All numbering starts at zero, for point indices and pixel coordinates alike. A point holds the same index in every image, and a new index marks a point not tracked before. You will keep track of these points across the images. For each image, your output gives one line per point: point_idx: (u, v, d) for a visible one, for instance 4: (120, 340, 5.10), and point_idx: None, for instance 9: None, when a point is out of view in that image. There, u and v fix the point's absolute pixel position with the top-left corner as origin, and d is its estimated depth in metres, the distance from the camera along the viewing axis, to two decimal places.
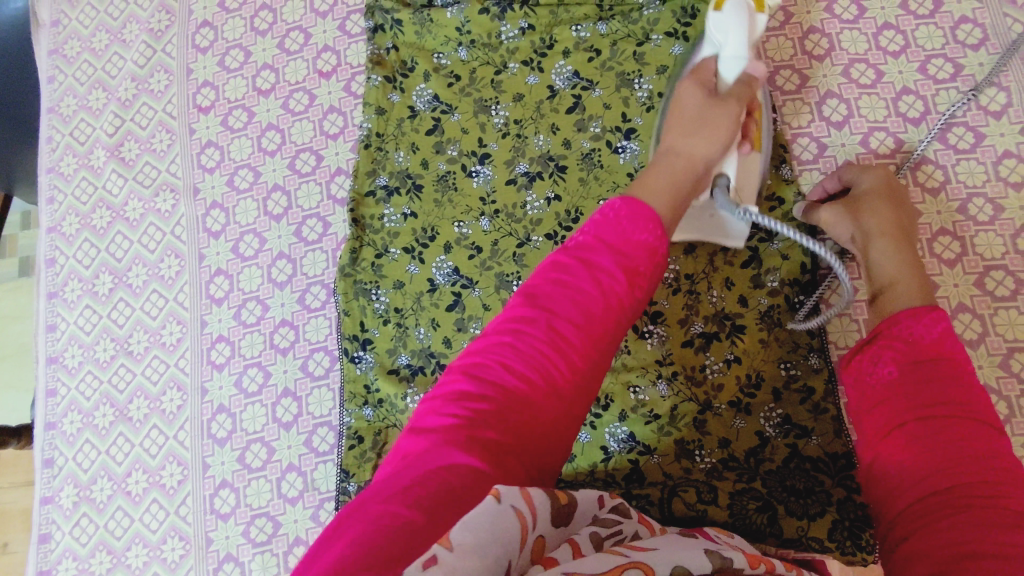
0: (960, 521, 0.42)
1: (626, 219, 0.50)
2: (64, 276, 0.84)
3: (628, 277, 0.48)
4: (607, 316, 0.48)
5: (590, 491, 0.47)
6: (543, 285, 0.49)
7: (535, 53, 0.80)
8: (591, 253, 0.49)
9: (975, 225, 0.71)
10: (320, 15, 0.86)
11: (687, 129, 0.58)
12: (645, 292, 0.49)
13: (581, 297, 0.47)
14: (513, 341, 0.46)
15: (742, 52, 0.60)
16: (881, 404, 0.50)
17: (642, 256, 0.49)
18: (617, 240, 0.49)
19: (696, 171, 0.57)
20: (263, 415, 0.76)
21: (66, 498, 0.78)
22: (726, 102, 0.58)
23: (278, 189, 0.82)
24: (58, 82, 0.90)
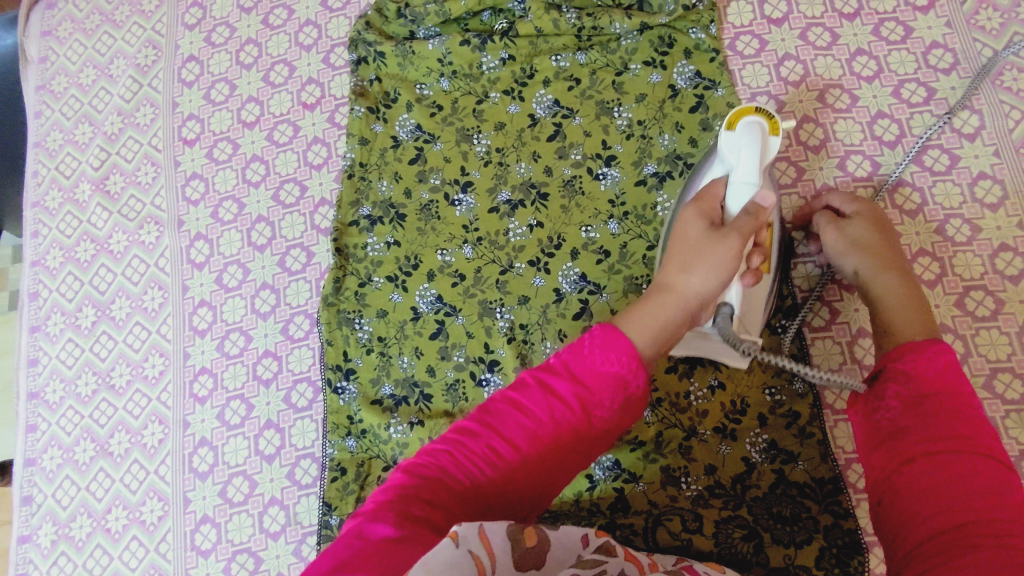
0: (969, 554, 0.41)
1: (599, 346, 0.50)
2: (46, 310, 0.84)
3: (585, 413, 0.48)
4: (559, 451, 0.48)
5: (574, 531, 0.47)
6: (504, 402, 0.49)
7: (516, 83, 0.82)
8: (555, 377, 0.49)
9: (953, 246, 0.72)
10: (304, 49, 0.87)
11: (685, 260, 0.55)
12: (604, 431, 0.49)
13: (536, 423, 0.48)
14: (462, 453, 0.47)
15: (752, 179, 0.58)
16: (892, 438, 0.50)
17: (608, 396, 0.49)
18: (586, 373, 0.49)
19: (684, 311, 0.54)
20: (246, 448, 0.76)
21: (44, 536, 0.77)
22: (726, 237, 0.55)
23: (262, 220, 0.82)
24: (45, 117, 0.91)
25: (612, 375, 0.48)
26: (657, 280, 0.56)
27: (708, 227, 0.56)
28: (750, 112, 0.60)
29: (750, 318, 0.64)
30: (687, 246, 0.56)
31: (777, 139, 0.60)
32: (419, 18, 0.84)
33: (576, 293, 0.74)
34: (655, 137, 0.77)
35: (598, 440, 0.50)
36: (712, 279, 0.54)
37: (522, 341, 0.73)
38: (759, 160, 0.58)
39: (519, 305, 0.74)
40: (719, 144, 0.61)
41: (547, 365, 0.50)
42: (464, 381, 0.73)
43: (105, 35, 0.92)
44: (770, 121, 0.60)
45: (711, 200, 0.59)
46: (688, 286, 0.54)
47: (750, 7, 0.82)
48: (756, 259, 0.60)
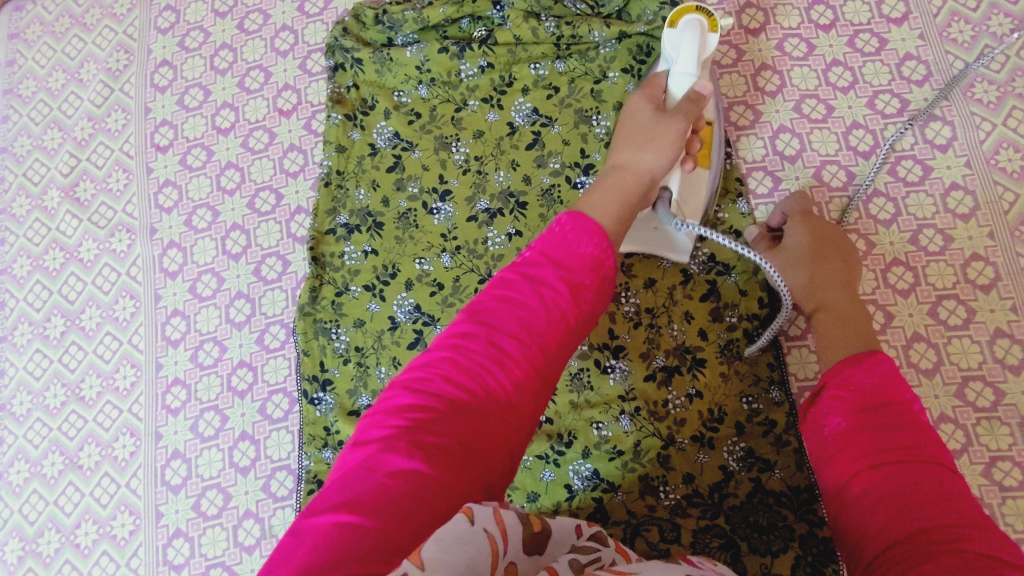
0: (930, 562, 0.41)
1: (571, 228, 0.52)
2: (13, 320, 0.82)
3: (576, 294, 0.50)
4: (558, 336, 0.49)
5: (567, 520, 0.44)
6: (490, 300, 0.49)
7: (495, 90, 0.81)
8: (537, 265, 0.50)
9: (926, 256, 0.73)
10: (280, 55, 0.86)
11: (635, 142, 0.62)
12: (588, 312, 0.51)
13: (528, 312, 0.48)
14: (461, 354, 0.46)
15: (692, 70, 0.64)
16: (841, 452, 0.50)
17: (592, 275, 0.51)
18: (563, 257, 0.51)
19: (643, 184, 0.60)
20: (220, 460, 0.74)
21: (10, 552, 0.75)
22: (671, 118, 0.62)
23: (237, 228, 0.81)
24: (12, 122, 0.89)
25: (591, 252, 0.51)
26: (613, 160, 0.63)
27: (656, 112, 0.63)
28: (691, 10, 0.66)
29: (689, 200, 0.71)
30: (640, 128, 0.63)
31: (717, 36, 0.66)
32: (397, 24, 0.83)
33: None
34: None
35: (583, 323, 0.51)
36: (661, 157, 0.61)
37: None
38: (699, 53, 0.64)
39: None
40: (662, 42, 0.67)
41: (523, 260, 0.52)
42: None
43: (75, 38, 0.90)
44: (710, 19, 0.66)
45: (654, 89, 0.66)
46: (640, 162, 0.61)
47: (727, 17, 0.82)
48: (695, 146, 0.69)
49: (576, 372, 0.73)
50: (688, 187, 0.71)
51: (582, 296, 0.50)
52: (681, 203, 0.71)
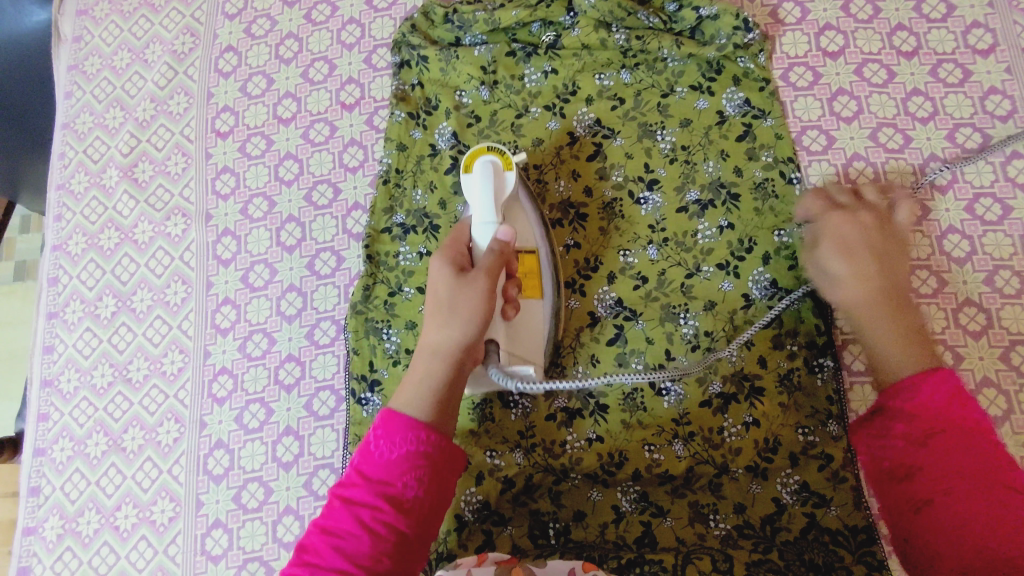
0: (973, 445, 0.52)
1: (383, 437, 0.56)
2: (65, 296, 0.82)
3: (398, 504, 0.53)
4: (395, 556, 0.51)
5: (561, 567, 0.59)
6: (350, 475, 0.55)
7: (558, 98, 0.80)
8: (380, 456, 0.55)
9: (1001, 298, 0.70)
10: (346, 48, 0.85)
11: (443, 316, 0.59)
12: (443, 459, 0.56)
13: (379, 495, 0.53)
14: (332, 535, 0.52)
15: (491, 220, 0.65)
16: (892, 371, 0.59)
17: (415, 471, 0.54)
18: (403, 438, 0.55)
19: (450, 363, 0.58)
20: (263, 454, 0.74)
21: (49, 529, 0.74)
22: (474, 279, 0.59)
23: (293, 220, 0.80)
24: (75, 97, 0.88)
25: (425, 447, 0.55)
26: (425, 338, 0.60)
27: (456, 274, 0.60)
28: (484, 152, 0.70)
29: (525, 334, 0.66)
30: (444, 292, 0.60)
31: (512, 173, 0.68)
32: (467, 24, 0.82)
33: (611, 318, 0.73)
34: (699, 163, 0.77)
35: (444, 469, 0.56)
36: (462, 330, 0.58)
37: (554, 364, 0.73)
38: (493, 196, 0.66)
39: None
40: (463, 188, 0.68)
41: (345, 481, 0.55)
42: (492, 400, 0.72)
43: (143, 18, 0.90)
44: (503, 158, 0.69)
45: (459, 243, 0.64)
46: (447, 337, 0.58)
47: (805, 37, 0.80)
48: (513, 291, 0.64)
49: (629, 392, 0.71)
50: (525, 329, 0.66)
51: (404, 505, 0.53)
52: (515, 351, 0.65)
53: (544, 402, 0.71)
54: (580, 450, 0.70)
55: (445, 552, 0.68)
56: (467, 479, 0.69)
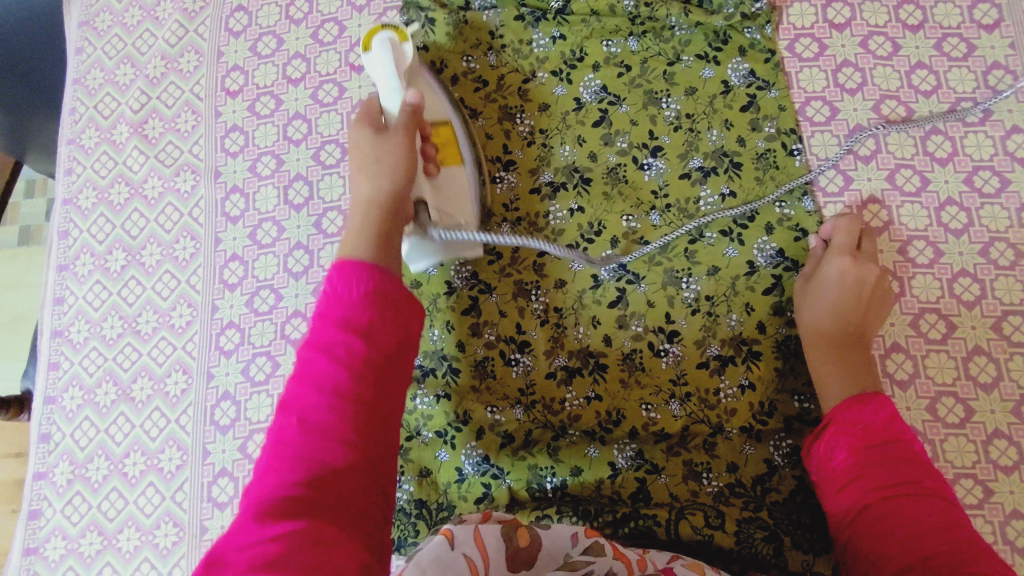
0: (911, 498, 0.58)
1: (340, 280, 0.55)
2: (75, 249, 0.83)
3: (368, 337, 0.53)
4: (376, 378, 0.52)
5: (565, 530, 0.55)
6: (305, 348, 0.53)
7: (565, 64, 0.81)
8: (326, 325, 0.54)
9: (995, 269, 0.72)
10: (356, 9, 0.86)
11: (367, 167, 0.63)
12: (396, 302, 0.56)
13: (338, 359, 0.52)
14: (301, 409, 0.51)
15: (397, 85, 0.68)
16: (885, 445, 0.61)
17: (379, 306, 0.55)
18: (349, 297, 0.55)
19: (385, 210, 0.61)
20: (269, 405, 0.76)
21: (60, 474, 0.76)
22: (394, 137, 0.63)
23: (301, 179, 0.82)
24: (86, 54, 0.89)
25: (371, 293, 0.55)
26: (355, 194, 0.63)
27: (366, 196, 0.62)
28: (379, 30, 0.70)
29: (452, 203, 0.70)
30: (369, 151, 0.63)
31: (410, 45, 0.70)
32: None
33: (613, 281, 0.74)
34: (703, 131, 0.78)
35: (400, 309, 0.56)
36: (385, 181, 0.62)
37: (556, 325, 0.74)
38: (394, 66, 0.68)
39: (556, 288, 0.75)
40: (365, 66, 0.70)
41: (310, 333, 0.54)
42: (493, 358, 0.74)
43: None
44: (396, 32, 0.70)
45: (372, 112, 0.66)
46: (377, 190, 0.62)
47: (813, 9, 0.81)
48: (431, 150, 0.68)
49: (629, 352, 0.72)
50: (451, 193, 0.70)
51: (373, 331, 0.54)
52: (445, 210, 0.69)
53: (545, 361, 0.73)
54: (579, 407, 0.71)
55: (444, 503, 0.70)
56: (467, 434, 0.71)
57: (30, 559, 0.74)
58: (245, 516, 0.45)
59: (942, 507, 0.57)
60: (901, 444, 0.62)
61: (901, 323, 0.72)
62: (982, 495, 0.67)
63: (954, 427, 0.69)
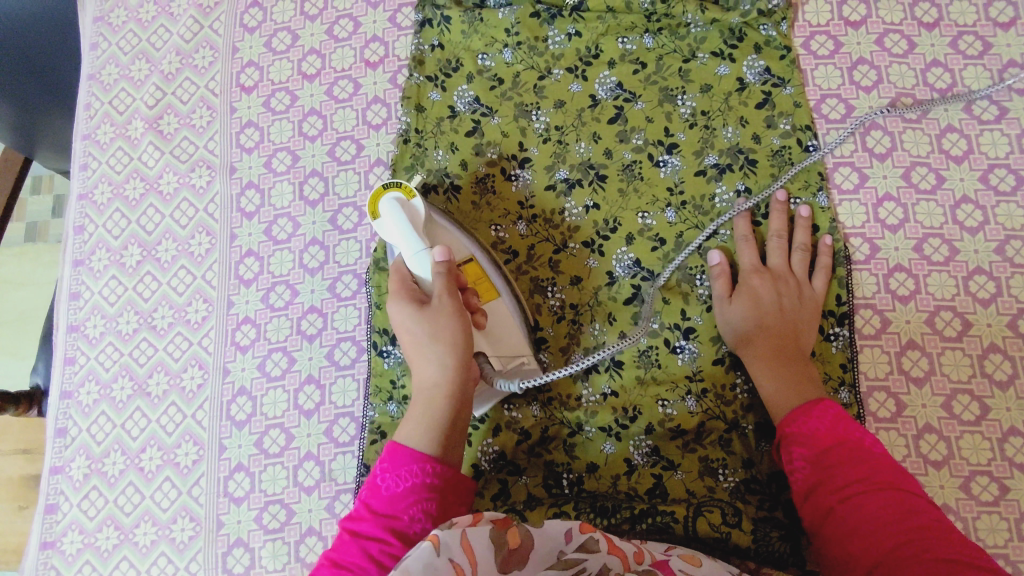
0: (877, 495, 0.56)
1: (388, 471, 0.59)
2: (91, 244, 0.83)
3: (420, 519, 0.57)
4: (430, 534, 0.57)
5: (557, 528, 0.52)
6: (344, 533, 0.57)
7: (580, 61, 0.81)
8: (364, 518, 0.57)
9: (1010, 267, 0.72)
10: (371, 6, 0.86)
11: (423, 352, 0.63)
12: (430, 534, 0.57)
13: (363, 568, 0.54)
14: None
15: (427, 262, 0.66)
16: (839, 448, 0.60)
17: (425, 493, 0.58)
18: (386, 498, 0.58)
19: (446, 397, 0.62)
20: (284, 401, 0.76)
21: (76, 469, 0.77)
22: (442, 318, 0.63)
23: (316, 175, 0.82)
24: (101, 49, 0.89)
25: (409, 504, 0.57)
26: (414, 385, 0.64)
27: (419, 311, 0.64)
28: (383, 190, 0.68)
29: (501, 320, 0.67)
30: (416, 334, 0.63)
31: (418, 199, 0.68)
32: None
33: (629, 278, 0.75)
34: (719, 128, 0.78)
35: (431, 547, 0.57)
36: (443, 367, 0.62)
37: (572, 322, 0.74)
38: (409, 225, 0.66)
39: (572, 286, 0.75)
40: (380, 234, 0.68)
41: (352, 515, 0.58)
42: None
43: None
44: (402, 188, 0.68)
45: (405, 282, 0.66)
46: (430, 374, 0.62)
47: (828, 6, 0.81)
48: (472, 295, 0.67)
49: (645, 349, 0.72)
50: (501, 317, 0.67)
51: (413, 533, 0.56)
52: (506, 355, 0.67)
53: (561, 358, 0.73)
54: (596, 404, 0.72)
55: None
56: (484, 430, 0.72)
57: (47, 553, 0.74)
58: None
59: (902, 498, 0.55)
60: (860, 444, 0.60)
61: (917, 321, 0.72)
62: (998, 493, 0.67)
63: (970, 424, 0.69)
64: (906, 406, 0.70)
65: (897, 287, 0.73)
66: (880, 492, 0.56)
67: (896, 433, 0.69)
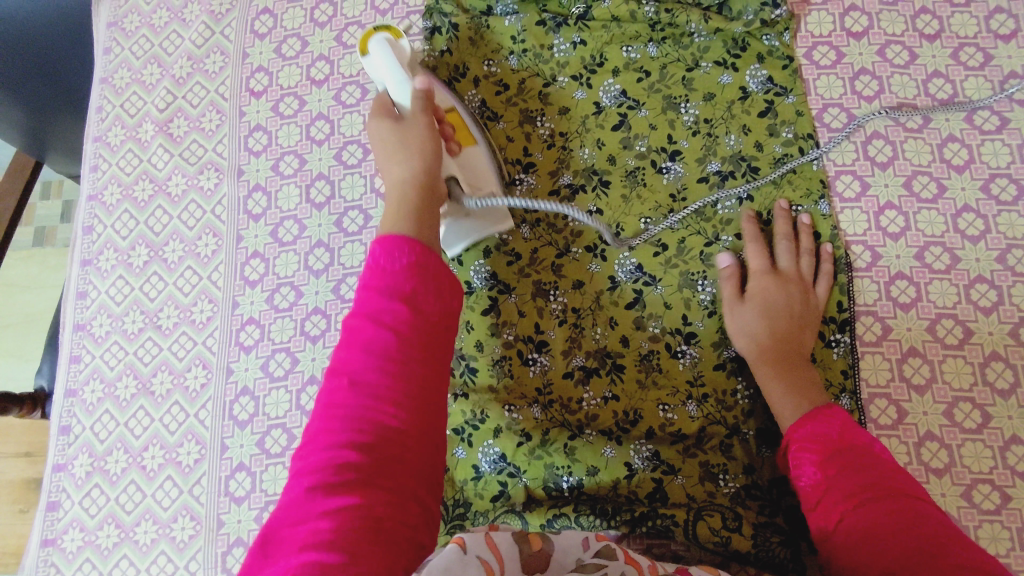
0: (889, 503, 0.55)
1: (384, 253, 0.56)
2: (100, 244, 0.84)
3: (413, 305, 0.54)
4: (421, 336, 0.53)
5: (575, 536, 0.52)
6: (347, 335, 0.53)
7: (585, 69, 0.82)
8: (370, 299, 0.54)
9: (1012, 276, 0.72)
10: (379, 13, 0.87)
11: (397, 152, 0.64)
12: (440, 302, 0.56)
13: (380, 351, 0.52)
14: (336, 413, 0.49)
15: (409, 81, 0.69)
16: (847, 454, 0.60)
17: (421, 277, 0.55)
18: (387, 276, 0.55)
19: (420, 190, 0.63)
20: (287, 401, 0.76)
21: (79, 467, 0.77)
22: (419, 123, 0.65)
23: (323, 178, 0.83)
24: (114, 54, 0.91)
25: (409, 269, 0.55)
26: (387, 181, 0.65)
27: (394, 121, 0.66)
28: (373, 32, 0.71)
29: (473, 167, 0.71)
30: (388, 143, 0.65)
31: (405, 42, 0.72)
32: None
33: (631, 283, 0.75)
34: (721, 136, 0.78)
35: (441, 313, 0.55)
36: (410, 174, 0.64)
37: (574, 325, 0.75)
38: (397, 60, 0.69)
39: (574, 289, 0.76)
40: (369, 68, 0.71)
41: (358, 300, 0.55)
42: (511, 357, 0.74)
43: None
44: (390, 32, 0.72)
45: (385, 104, 0.68)
46: (405, 168, 0.63)
47: (830, 17, 0.82)
48: (449, 128, 0.70)
49: (646, 353, 0.73)
50: (472, 166, 0.71)
51: (420, 306, 0.54)
52: (472, 182, 0.71)
53: (562, 361, 0.73)
54: (596, 407, 0.72)
55: (461, 499, 0.71)
56: (484, 431, 0.72)
57: (47, 551, 0.75)
58: (296, 484, 0.46)
59: (912, 505, 0.55)
60: (872, 452, 0.60)
61: (918, 328, 0.72)
62: (999, 501, 0.67)
63: (971, 432, 0.69)
64: (907, 413, 0.70)
65: (899, 294, 0.73)
66: (894, 499, 0.56)
67: (897, 440, 0.69)
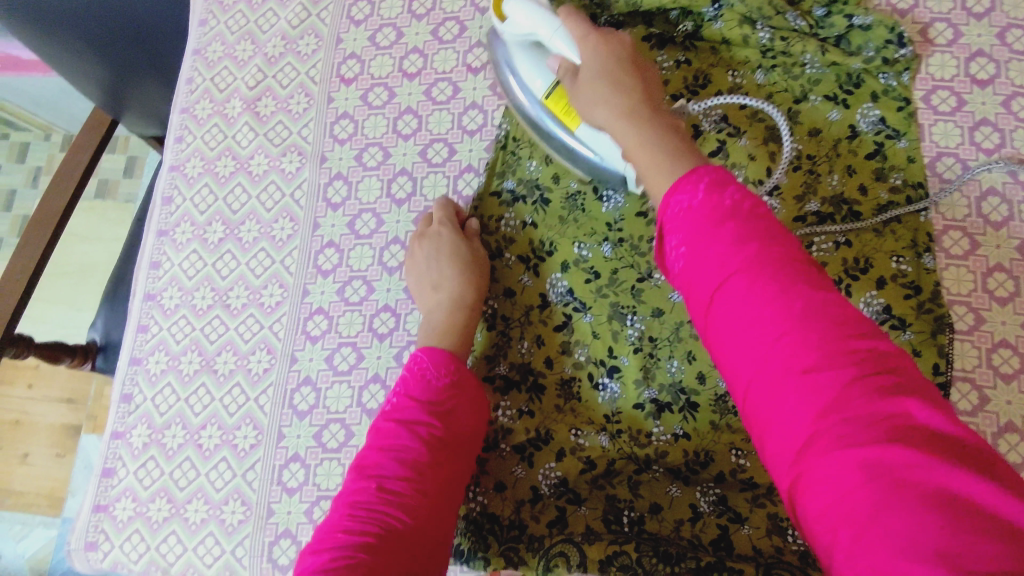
0: (823, 385, 0.40)
1: (405, 402, 0.64)
2: (177, 216, 0.84)
3: (444, 418, 0.63)
4: (439, 456, 0.61)
5: None
6: (374, 451, 0.61)
7: (686, 89, 0.79)
8: (391, 435, 0.62)
9: None
10: (479, 11, 0.85)
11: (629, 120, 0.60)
12: (468, 413, 0.64)
13: (411, 447, 0.60)
14: (369, 485, 0.59)
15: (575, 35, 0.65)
16: (802, 342, 0.42)
17: (455, 391, 0.64)
18: (409, 416, 0.63)
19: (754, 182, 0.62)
20: (348, 397, 0.75)
21: (136, 437, 0.77)
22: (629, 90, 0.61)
23: (405, 174, 0.81)
24: (209, 26, 0.90)
25: (431, 414, 0.63)
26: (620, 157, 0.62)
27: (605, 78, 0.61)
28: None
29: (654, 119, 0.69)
30: (450, 256, 0.73)
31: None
32: None
33: None
34: (823, 174, 0.75)
35: (467, 421, 0.64)
36: (473, 289, 0.73)
37: (648, 354, 0.72)
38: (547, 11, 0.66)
39: (652, 316, 0.73)
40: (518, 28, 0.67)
41: (389, 416, 0.63)
42: (581, 380, 0.72)
43: None
44: None
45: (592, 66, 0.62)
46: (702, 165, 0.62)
47: (954, 61, 0.77)
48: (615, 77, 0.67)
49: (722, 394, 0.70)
50: None
51: (450, 407, 0.64)
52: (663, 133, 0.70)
53: (634, 390, 0.71)
54: (666, 443, 0.69)
55: (516, 521, 0.69)
56: (548, 453, 0.70)
57: (99, 516, 0.75)
58: (339, 513, 0.58)
59: (850, 380, 0.40)
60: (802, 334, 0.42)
61: (1018, 403, 0.68)
62: None
63: None
64: None
65: (1000, 364, 0.69)
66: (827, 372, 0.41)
67: None
